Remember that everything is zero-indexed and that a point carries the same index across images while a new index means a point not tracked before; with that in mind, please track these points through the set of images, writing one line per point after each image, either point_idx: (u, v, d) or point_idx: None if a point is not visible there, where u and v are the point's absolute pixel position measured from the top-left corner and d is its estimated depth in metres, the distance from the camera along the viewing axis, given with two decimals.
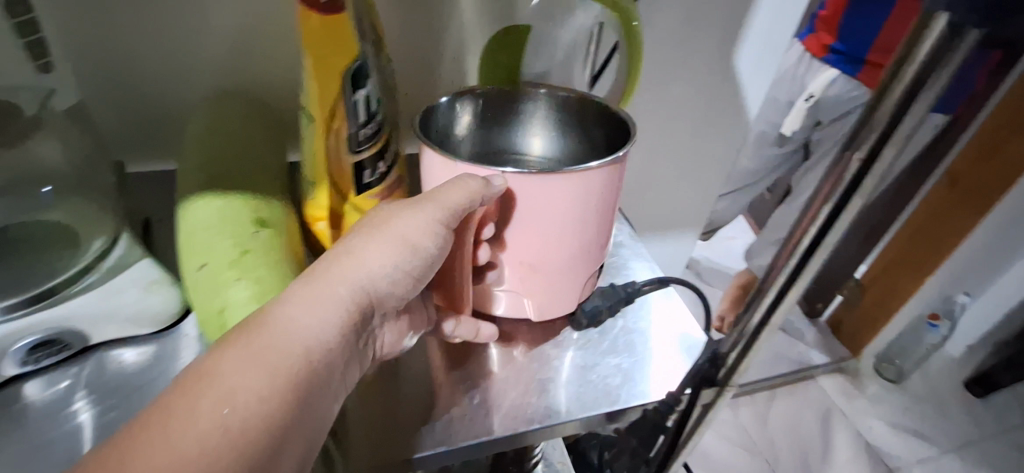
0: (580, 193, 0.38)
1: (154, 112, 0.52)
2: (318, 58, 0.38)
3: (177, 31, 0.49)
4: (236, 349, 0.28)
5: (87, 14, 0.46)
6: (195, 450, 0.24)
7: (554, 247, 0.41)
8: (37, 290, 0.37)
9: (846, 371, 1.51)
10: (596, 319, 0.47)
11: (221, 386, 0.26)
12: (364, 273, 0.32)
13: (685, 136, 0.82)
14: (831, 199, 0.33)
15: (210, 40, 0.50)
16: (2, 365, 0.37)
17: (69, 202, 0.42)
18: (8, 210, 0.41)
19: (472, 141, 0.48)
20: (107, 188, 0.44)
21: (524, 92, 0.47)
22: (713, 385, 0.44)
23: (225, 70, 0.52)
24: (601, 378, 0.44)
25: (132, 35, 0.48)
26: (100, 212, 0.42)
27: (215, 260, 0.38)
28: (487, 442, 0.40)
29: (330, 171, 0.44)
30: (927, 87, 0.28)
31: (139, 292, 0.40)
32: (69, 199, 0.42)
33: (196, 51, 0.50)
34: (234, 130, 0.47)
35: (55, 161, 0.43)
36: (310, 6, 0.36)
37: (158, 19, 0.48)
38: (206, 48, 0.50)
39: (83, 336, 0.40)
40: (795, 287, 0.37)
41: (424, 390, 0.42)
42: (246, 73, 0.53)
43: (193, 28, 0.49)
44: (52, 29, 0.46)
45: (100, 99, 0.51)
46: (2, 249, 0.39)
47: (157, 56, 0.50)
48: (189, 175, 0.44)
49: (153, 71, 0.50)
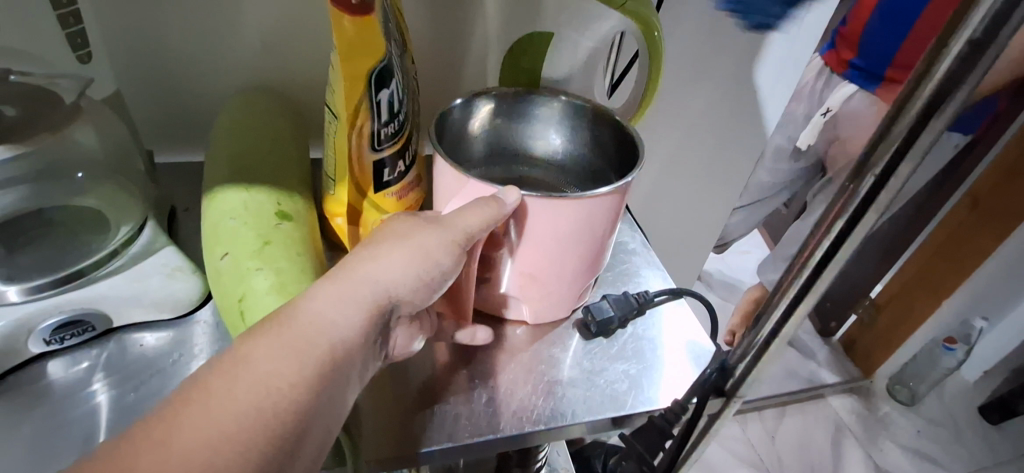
0: (585, 211, 0.41)
1: (184, 104, 0.54)
2: (344, 61, 0.39)
3: (210, 27, 0.50)
4: (251, 348, 0.29)
5: (127, 7, 0.48)
6: (199, 447, 0.25)
7: (560, 257, 0.43)
8: (67, 271, 0.39)
9: (858, 391, 1.49)
10: (606, 328, 0.47)
11: (248, 378, 0.27)
12: (378, 279, 0.33)
13: (703, 148, 0.82)
14: (845, 212, 0.33)
15: (241, 36, 0.51)
16: (28, 343, 0.38)
17: (102, 188, 0.44)
18: (42, 195, 0.41)
19: (484, 144, 0.48)
20: (137, 176, 0.46)
21: (539, 98, 0.47)
22: (720, 395, 0.44)
23: (252, 67, 0.53)
24: (608, 383, 0.45)
25: (168, 28, 0.50)
26: (129, 199, 0.44)
27: (237, 250, 0.40)
28: (493, 439, 0.40)
29: (352, 169, 0.44)
30: (946, 104, 0.28)
31: (162, 279, 0.42)
32: (102, 185, 0.44)
33: (227, 47, 0.52)
34: (260, 124, 0.49)
35: (91, 146, 0.43)
36: (341, 6, 0.37)
37: (193, 14, 0.49)
38: (237, 44, 0.52)
39: (107, 319, 0.41)
40: (806, 301, 0.37)
41: (433, 386, 0.43)
42: (273, 69, 0.54)
43: (226, 24, 0.51)
44: (94, 21, 0.48)
45: (134, 90, 0.52)
46: (39, 231, 0.41)
47: (190, 50, 0.51)
48: (214, 168, 0.46)
49: (185, 64, 0.52)
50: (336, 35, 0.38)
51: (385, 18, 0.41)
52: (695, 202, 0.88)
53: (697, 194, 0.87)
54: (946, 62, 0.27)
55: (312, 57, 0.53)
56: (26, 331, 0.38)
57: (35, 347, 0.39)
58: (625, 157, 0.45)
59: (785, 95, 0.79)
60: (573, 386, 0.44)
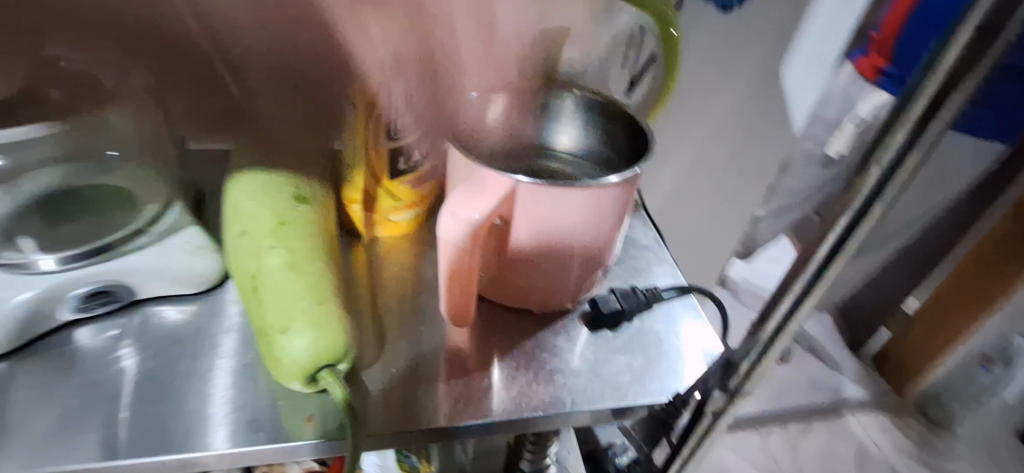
0: (590, 203, 0.41)
1: (215, 92, 0.56)
2: None
3: (243, 19, 0.53)
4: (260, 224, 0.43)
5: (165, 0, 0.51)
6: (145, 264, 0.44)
7: (566, 249, 0.44)
8: (93, 245, 0.41)
9: (886, 408, 1.44)
10: (612, 321, 0.48)
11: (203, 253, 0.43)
12: None
13: (725, 152, 0.81)
14: (852, 205, 0.32)
15: (271, 28, 0.54)
16: (59, 309, 0.41)
17: (131, 169, 0.46)
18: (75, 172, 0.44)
19: (499, 136, 0.49)
20: (167, 158, 0.48)
21: (553, 91, 0.48)
22: (725, 392, 0.43)
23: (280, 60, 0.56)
24: (610, 374, 0.45)
25: (201, 19, 0.52)
26: (158, 181, 0.46)
27: (254, 230, 0.41)
28: (493, 422, 0.41)
29: (367, 156, 0.46)
30: (953, 95, 0.27)
31: (184, 256, 0.44)
32: (132, 166, 0.46)
33: (256, 38, 0.54)
34: (285, 112, 0.51)
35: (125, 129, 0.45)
36: None
37: (227, 6, 0.52)
38: (266, 35, 0.54)
39: (133, 291, 0.43)
40: (812, 295, 0.37)
41: (438, 369, 0.44)
42: (301, 62, 0.56)
43: (256, 16, 0.53)
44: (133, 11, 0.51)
45: (168, 78, 0.55)
46: (71, 209, 0.44)
47: (222, 40, 0.53)
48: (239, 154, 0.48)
49: (217, 54, 0.54)
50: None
51: None
52: (716, 206, 0.86)
53: (718, 199, 0.86)
54: (953, 53, 0.26)
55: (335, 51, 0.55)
56: (58, 297, 0.40)
57: (65, 314, 0.41)
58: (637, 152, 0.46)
59: (812, 96, 0.77)
60: (574, 374, 0.45)
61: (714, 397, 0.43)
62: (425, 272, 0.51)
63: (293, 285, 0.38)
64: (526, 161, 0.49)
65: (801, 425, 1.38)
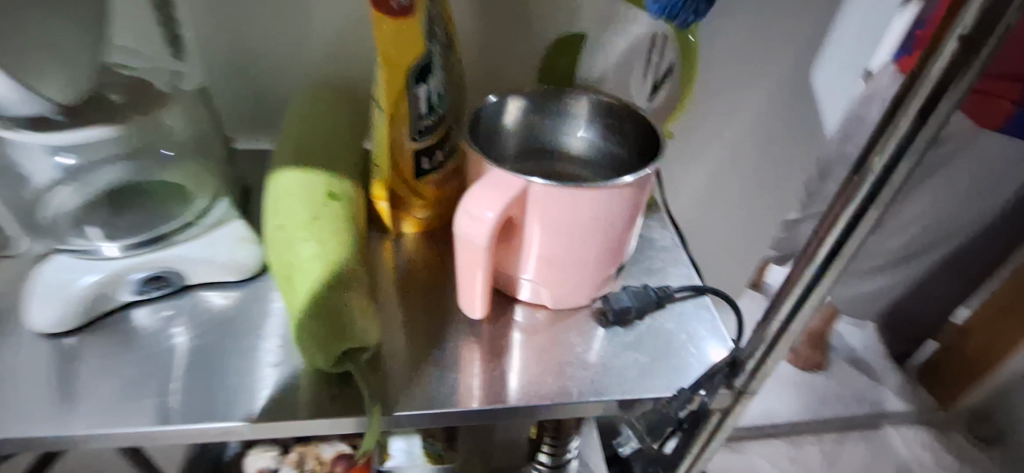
0: (599, 203, 0.43)
1: (261, 96, 0.61)
2: (386, 57, 0.44)
3: (285, 26, 0.57)
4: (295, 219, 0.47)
5: (218, 13, 0.56)
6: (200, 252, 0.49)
7: (577, 247, 0.46)
8: (151, 234, 0.46)
9: (932, 423, 1.38)
10: (623, 317, 0.49)
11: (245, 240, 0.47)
12: None
13: (754, 155, 0.80)
14: (849, 207, 0.33)
15: (310, 36, 0.58)
16: (120, 290, 0.46)
17: (186, 164, 0.50)
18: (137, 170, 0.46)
19: (518, 138, 0.51)
20: (215, 156, 0.52)
21: (570, 95, 0.50)
22: (731, 390, 0.44)
23: (318, 64, 0.60)
24: (618, 368, 0.47)
25: (249, 30, 0.57)
26: (208, 176, 0.51)
27: (290, 223, 0.45)
28: (503, 409, 0.44)
29: (393, 156, 0.49)
30: (942, 101, 0.28)
31: (230, 246, 0.48)
32: (187, 162, 0.50)
33: (298, 46, 0.58)
34: (321, 115, 0.55)
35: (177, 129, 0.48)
36: (381, 10, 0.42)
37: (271, 15, 0.56)
38: (306, 43, 0.58)
39: (184, 276, 0.48)
40: (816, 295, 0.38)
41: (454, 357, 0.47)
42: (338, 69, 0.60)
43: (297, 26, 0.57)
44: (189, 23, 0.56)
45: (220, 83, 0.60)
46: (133, 202, 0.49)
47: (266, 48, 0.58)
48: (279, 154, 0.52)
49: (262, 61, 0.59)
50: (379, 36, 0.43)
51: (427, 19, 0.45)
52: (744, 208, 0.86)
53: (747, 201, 0.85)
54: (941, 58, 0.27)
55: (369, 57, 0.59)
56: (119, 280, 0.45)
57: (126, 297, 0.46)
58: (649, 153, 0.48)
59: (844, 98, 0.76)
60: (584, 368, 0.47)
61: (719, 394, 0.45)
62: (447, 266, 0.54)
63: (321, 275, 0.42)
64: (545, 162, 0.52)
65: (838, 436, 1.34)
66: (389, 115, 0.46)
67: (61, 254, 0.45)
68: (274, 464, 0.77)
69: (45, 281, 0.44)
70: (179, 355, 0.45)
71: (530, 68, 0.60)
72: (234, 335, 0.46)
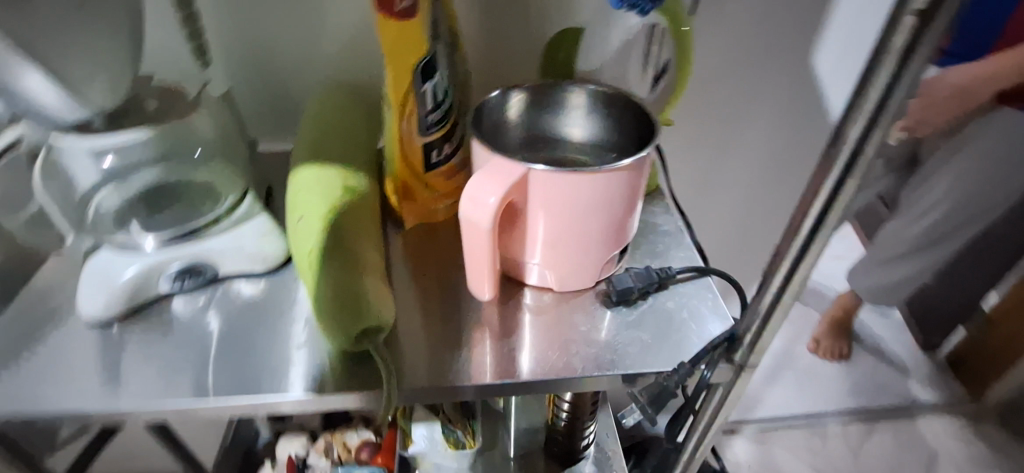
0: (598, 187, 0.45)
1: (282, 99, 0.65)
2: (392, 57, 0.46)
3: (302, 31, 0.61)
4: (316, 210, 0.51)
5: (241, 25, 0.60)
6: None
7: (577, 230, 0.48)
8: (185, 228, 0.51)
9: (964, 414, 1.35)
10: (625, 298, 0.51)
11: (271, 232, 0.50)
12: None
13: (761, 141, 0.81)
14: (828, 180, 0.35)
15: (326, 41, 0.62)
16: (158, 282, 0.49)
17: (212, 165, 0.54)
18: (169, 170, 0.52)
19: (521, 130, 0.54)
20: (240, 157, 0.56)
21: (568, 86, 0.52)
22: (730, 364, 0.46)
23: (333, 66, 0.63)
24: (622, 345, 0.49)
25: (269, 38, 0.61)
26: (234, 176, 0.54)
27: (308, 215, 0.48)
28: (512, 384, 0.46)
29: (403, 149, 0.52)
30: (905, 75, 0.30)
31: (255, 239, 0.52)
32: (212, 163, 0.54)
33: (315, 51, 0.62)
34: (338, 115, 0.58)
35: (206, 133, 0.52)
36: (387, 13, 0.44)
37: (289, 24, 0.60)
38: (323, 48, 0.62)
39: (215, 268, 0.51)
40: (807, 264, 0.39)
41: (464, 337, 0.49)
42: (353, 71, 0.64)
43: (314, 32, 0.61)
44: (215, 35, 0.60)
45: (244, 88, 0.64)
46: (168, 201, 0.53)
47: (286, 55, 0.62)
48: (298, 152, 0.55)
49: (282, 67, 0.63)
50: (384, 37, 0.46)
51: (430, 20, 0.48)
52: (756, 195, 0.87)
53: (758, 188, 0.86)
54: (901, 34, 0.29)
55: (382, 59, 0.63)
56: (157, 273, 0.49)
57: (164, 288, 0.50)
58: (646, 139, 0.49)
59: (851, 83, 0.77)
60: (589, 345, 0.49)
61: (720, 368, 0.46)
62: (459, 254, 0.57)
63: (339, 263, 0.46)
64: (548, 150, 0.54)
65: (865, 428, 1.33)
66: (398, 111, 0.50)
67: (102, 249, 0.49)
68: (303, 451, 0.83)
69: (92, 273, 0.48)
70: (213, 340, 0.48)
71: (533, 63, 0.63)
72: (262, 320, 0.50)
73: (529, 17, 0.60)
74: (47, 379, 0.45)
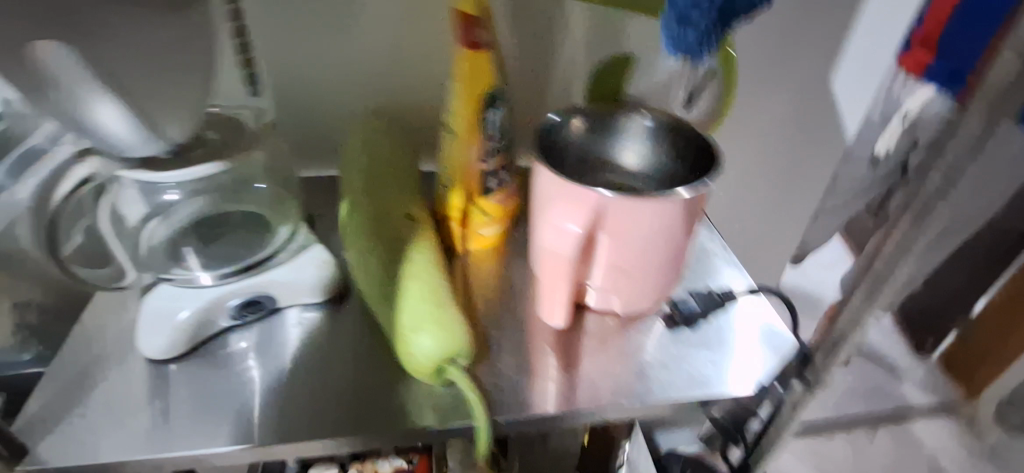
0: (668, 212, 0.45)
1: (318, 126, 0.62)
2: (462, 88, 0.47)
3: (346, 57, 0.58)
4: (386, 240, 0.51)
5: (281, 48, 0.57)
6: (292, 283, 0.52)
7: (645, 255, 0.48)
8: (244, 262, 0.49)
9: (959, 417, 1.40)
10: (689, 320, 0.53)
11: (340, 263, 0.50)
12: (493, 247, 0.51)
13: (782, 161, 0.83)
14: (918, 207, 0.36)
15: (370, 67, 0.59)
16: (218, 316, 0.48)
17: (275, 194, 0.53)
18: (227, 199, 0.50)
19: (580, 156, 0.54)
20: (292, 187, 0.55)
21: (627, 119, 0.53)
22: (802, 383, 0.47)
23: (372, 92, 0.61)
24: (692, 366, 0.50)
25: (311, 63, 0.58)
26: (290, 206, 0.53)
27: (378, 245, 0.48)
28: (588, 411, 0.46)
29: (463, 177, 0.51)
30: (1005, 110, 0.31)
31: (314, 269, 0.50)
32: (278, 194, 0.53)
33: (357, 76, 0.59)
34: (385, 142, 0.57)
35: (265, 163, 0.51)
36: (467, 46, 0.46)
37: (333, 48, 0.57)
38: (366, 74, 0.59)
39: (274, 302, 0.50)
40: (888, 286, 0.40)
41: (534, 365, 0.49)
42: (394, 97, 0.62)
43: (358, 57, 0.58)
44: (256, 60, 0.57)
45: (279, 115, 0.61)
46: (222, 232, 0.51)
47: (327, 81, 0.59)
48: (348, 179, 0.54)
49: (322, 93, 0.60)
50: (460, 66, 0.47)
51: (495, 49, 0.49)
52: (774, 213, 0.89)
53: (777, 205, 0.88)
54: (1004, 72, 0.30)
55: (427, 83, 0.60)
56: (216, 308, 0.47)
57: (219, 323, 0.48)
58: (703, 165, 0.50)
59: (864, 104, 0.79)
60: (660, 367, 0.50)
61: (793, 388, 0.47)
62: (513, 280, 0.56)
63: (412, 294, 0.45)
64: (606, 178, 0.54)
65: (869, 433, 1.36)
66: (463, 137, 0.50)
67: (161, 284, 0.47)
68: None
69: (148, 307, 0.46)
70: (281, 376, 0.47)
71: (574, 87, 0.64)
72: (320, 353, 0.48)
73: (577, 41, 0.61)
74: (103, 422, 0.43)
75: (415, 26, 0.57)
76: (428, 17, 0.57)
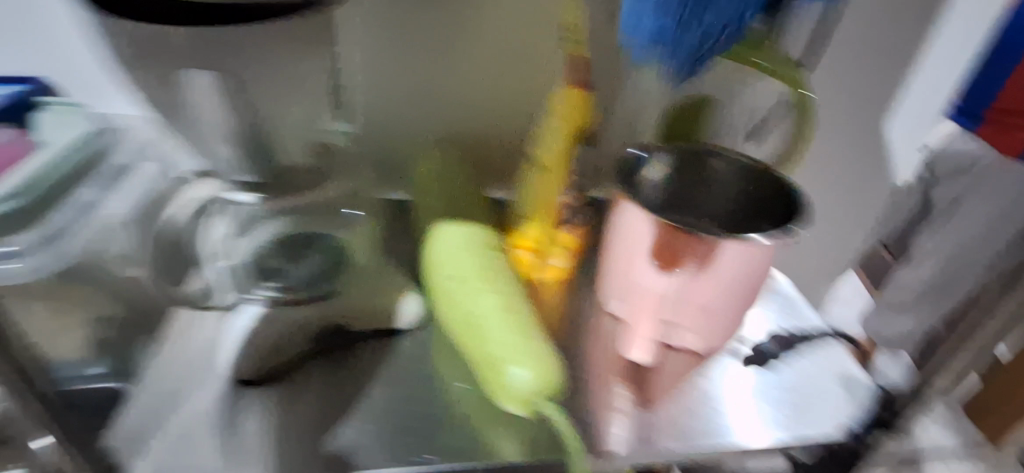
0: (753, 258, 0.45)
1: (393, 146, 0.64)
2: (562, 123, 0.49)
3: (430, 81, 0.61)
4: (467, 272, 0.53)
5: (372, 69, 0.60)
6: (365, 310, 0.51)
7: (727, 299, 0.47)
8: (320, 293, 0.51)
9: None
10: (767, 360, 0.54)
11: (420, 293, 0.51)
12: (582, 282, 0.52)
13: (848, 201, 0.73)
14: None
15: (452, 91, 0.61)
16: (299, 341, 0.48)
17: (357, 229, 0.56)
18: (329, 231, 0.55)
19: (660, 191, 0.53)
20: (363, 215, 0.58)
21: (711, 157, 0.52)
22: (883, 428, 0.48)
23: (451, 116, 0.63)
24: (778, 406, 0.51)
25: (396, 85, 0.61)
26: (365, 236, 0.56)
27: (462, 274, 0.47)
28: (673, 450, 0.46)
29: (546, 208, 0.53)
30: None
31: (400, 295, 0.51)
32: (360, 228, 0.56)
33: (440, 100, 0.62)
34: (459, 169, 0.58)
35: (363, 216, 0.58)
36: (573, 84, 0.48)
37: (419, 70, 0.60)
38: (449, 98, 0.62)
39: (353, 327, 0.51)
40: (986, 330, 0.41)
41: (611, 399, 0.49)
42: (473, 123, 0.63)
43: (441, 81, 0.61)
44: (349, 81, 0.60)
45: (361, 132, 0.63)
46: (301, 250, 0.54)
47: (410, 103, 0.62)
48: (427, 203, 0.56)
49: (404, 115, 0.63)
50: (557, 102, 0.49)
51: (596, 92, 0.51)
52: None
53: None
54: None
55: (507, 110, 0.63)
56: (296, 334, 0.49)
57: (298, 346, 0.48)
58: (784, 208, 0.48)
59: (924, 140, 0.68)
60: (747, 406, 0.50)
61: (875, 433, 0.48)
62: (584, 317, 0.54)
63: (507, 322, 0.44)
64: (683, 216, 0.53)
65: None
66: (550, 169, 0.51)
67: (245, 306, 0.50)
68: None
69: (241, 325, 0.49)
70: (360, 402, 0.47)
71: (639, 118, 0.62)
72: (406, 382, 0.49)
73: (652, 77, 0.59)
74: (186, 445, 0.43)
75: (501, 60, 0.60)
76: (516, 54, 0.59)
